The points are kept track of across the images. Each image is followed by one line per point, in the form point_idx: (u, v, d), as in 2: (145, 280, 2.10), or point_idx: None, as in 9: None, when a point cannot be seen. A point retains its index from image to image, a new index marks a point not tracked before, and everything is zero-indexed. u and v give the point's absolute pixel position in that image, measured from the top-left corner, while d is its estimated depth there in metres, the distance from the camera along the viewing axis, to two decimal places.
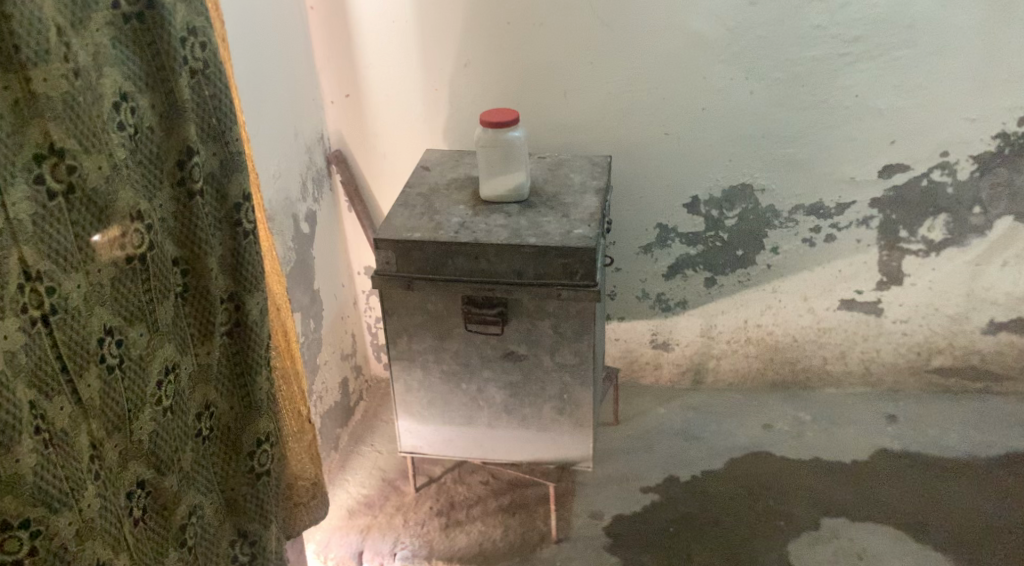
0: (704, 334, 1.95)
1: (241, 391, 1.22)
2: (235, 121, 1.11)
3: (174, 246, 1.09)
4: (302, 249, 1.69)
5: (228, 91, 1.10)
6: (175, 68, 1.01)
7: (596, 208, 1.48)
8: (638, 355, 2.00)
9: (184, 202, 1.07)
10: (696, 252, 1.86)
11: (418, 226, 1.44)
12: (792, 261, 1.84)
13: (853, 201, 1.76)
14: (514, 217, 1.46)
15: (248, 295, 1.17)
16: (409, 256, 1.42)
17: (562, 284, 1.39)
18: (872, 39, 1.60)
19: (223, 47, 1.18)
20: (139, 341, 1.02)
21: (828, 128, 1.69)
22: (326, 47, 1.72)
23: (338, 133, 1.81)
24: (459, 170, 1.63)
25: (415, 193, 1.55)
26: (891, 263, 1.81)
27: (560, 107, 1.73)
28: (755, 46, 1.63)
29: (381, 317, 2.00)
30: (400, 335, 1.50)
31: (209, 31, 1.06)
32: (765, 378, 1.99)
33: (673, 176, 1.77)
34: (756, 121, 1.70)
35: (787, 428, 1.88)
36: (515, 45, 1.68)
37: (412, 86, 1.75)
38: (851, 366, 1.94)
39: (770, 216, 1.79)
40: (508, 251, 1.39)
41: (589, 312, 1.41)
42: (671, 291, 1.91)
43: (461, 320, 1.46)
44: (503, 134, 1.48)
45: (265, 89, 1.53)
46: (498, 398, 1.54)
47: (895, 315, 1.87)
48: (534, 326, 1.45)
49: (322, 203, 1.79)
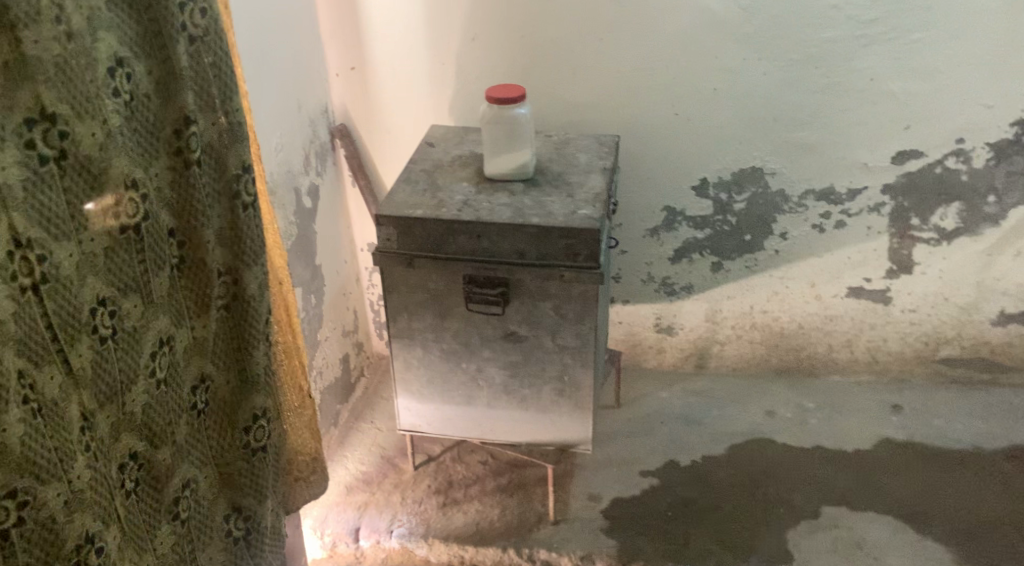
0: (708, 319, 1.93)
1: (238, 365, 1.21)
2: (236, 91, 1.09)
3: (170, 216, 1.07)
4: (304, 223, 1.68)
5: (229, 60, 1.07)
6: (173, 34, 0.99)
7: (602, 189, 1.46)
8: (641, 338, 1.98)
9: (180, 172, 1.06)
10: (703, 236, 1.83)
11: (420, 203, 1.43)
12: (801, 247, 1.81)
13: (864, 187, 1.73)
14: (518, 196, 1.44)
15: (245, 269, 1.15)
16: (410, 234, 1.40)
17: (565, 266, 1.37)
18: (888, 20, 1.56)
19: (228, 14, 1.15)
20: (132, 312, 1.01)
21: (842, 112, 1.66)
22: (332, 17, 1.70)
23: (343, 107, 1.79)
24: (464, 146, 1.61)
25: (418, 169, 1.53)
26: (902, 250, 1.78)
27: (569, 85, 1.70)
28: (770, 25, 1.60)
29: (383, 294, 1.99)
30: (400, 313, 1.49)
31: None
32: (769, 365, 1.97)
33: (682, 158, 1.75)
34: (767, 102, 1.67)
35: (790, 415, 1.86)
36: (525, 20, 1.65)
37: (419, 63, 1.72)
38: (856, 354, 1.92)
39: (780, 200, 1.77)
40: (511, 230, 1.37)
41: (592, 294, 1.40)
42: (676, 275, 1.89)
43: (462, 299, 1.45)
44: (508, 111, 1.45)
45: (269, 60, 1.50)
46: (498, 378, 1.52)
47: (904, 304, 1.84)
48: (535, 307, 1.43)
49: (325, 177, 1.77)
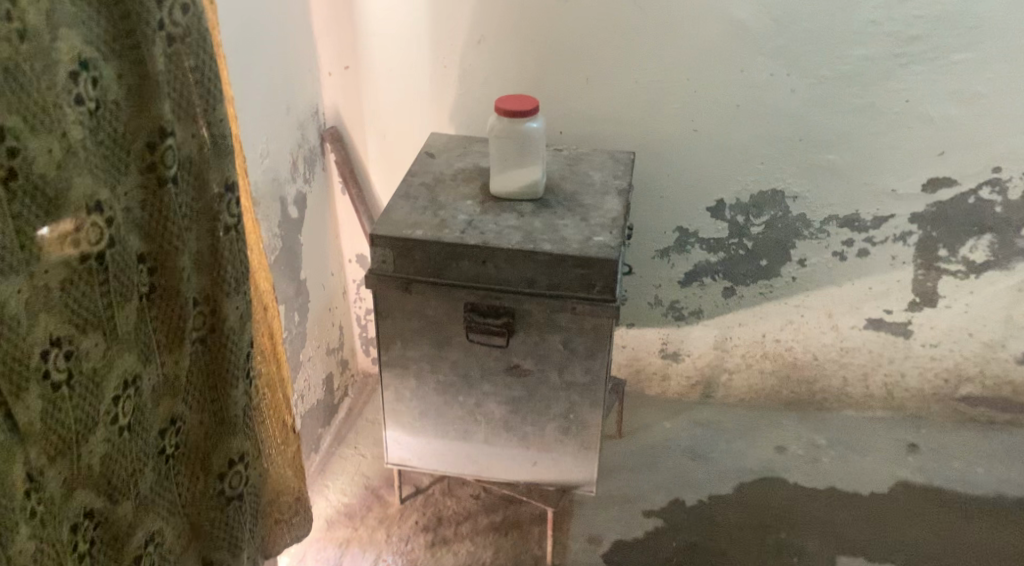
0: (718, 346, 1.82)
1: (213, 404, 1.07)
2: (220, 99, 0.96)
3: (141, 240, 0.94)
4: (289, 235, 1.54)
5: (214, 64, 0.94)
6: (148, 33, 0.85)
7: (619, 213, 1.34)
8: (645, 364, 1.87)
9: (154, 190, 0.92)
10: (717, 260, 1.72)
11: (420, 222, 1.30)
12: (820, 275, 1.70)
13: (892, 215, 1.62)
14: (527, 217, 1.32)
15: (225, 299, 1.02)
16: (409, 257, 1.28)
17: (578, 298, 1.25)
18: (928, 39, 1.45)
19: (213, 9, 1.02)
20: (93, 353, 0.88)
21: (873, 135, 1.55)
22: (326, 11, 1.56)
23: (335, 108, 1.66)
24: (467, 158, 1.49)
25: (417, 184, 1.41)
26: (927, 283, 1.68)
27: (581, 95, 1.58)
28: (800, 39, 1.48)
29: (372, 308, 1.86)
30: (393, 340, 1.36)
31: None
32: (779, 396, 1.86)
33: (698, 176, 1.64)
34: (794, 121, 1.56)
35: (801, 452, 1.76)
36: (538, 24, 1.52)
37: (420, 65, 1.59)
38: (872, 389, 1.81)
39: (800, 225, 1.66)
40: (520, 257, 1.25)
41: (606, 329, 1.28)
42: (685, 299, 1.78)
43: (462, 329, 1.32)
44: (520, 125, 1.32)
45: (257, 58, 1.36)
46: (497, 413, 1.40)
47: (925, 338, 1.74)
48: (543, 340, 1.31)
49: (313, 185, 1.64)
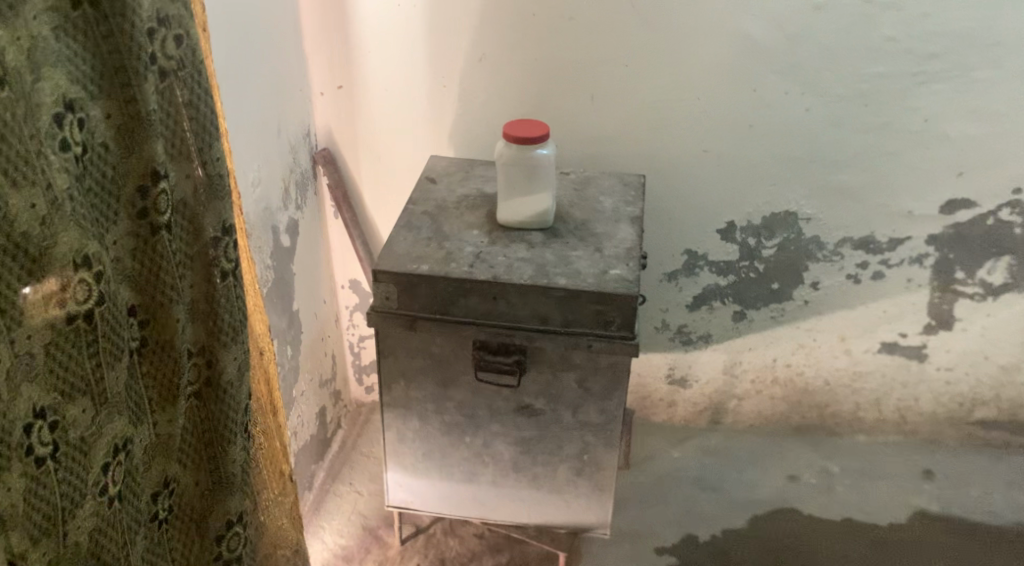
0: (726, 372, 1.76)
1: (209, 462, 0.99)
2: (217, 136, 0.88)
3: (131, 292, 0.86)
4: (281, 265, 1.46)
5: (209, 98, 0.87)
6: (141, 69, 0.77)
7: (634, 242, 1.27)
8: (651, 391, 1.80)
9: (145, 238, 0.85)
10: (726, 283, 1.66)
11: (425, 256, 1.23)
12: (833, 298, 1.65)
13: (907, 237, 1.57)
14: (538, 248, 1.25)
15: (222, 350, 0.94)
16: (413, 293, 1.20)
17: (594, 335, 1.18)
18: (949, 56, 1.40)
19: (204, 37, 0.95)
20: (80, 420, 0.79)
21: (890, 155, 1.49)
22: (317, 29, 1.49)
23: (327, 130, 1.58)
24: (470, 183, 1.42)
25: (419, 214, 1.33)
26: (942, 305, 1.63)
27: (587, 115, 1.51)
28: (815, 57, 1.42)
29: (366, 336, 1.78)
30: (396, 380, 1.28)
31: (188, 22, 0.82)
32: (789, 422, 1.80)
33: (707, 198, 1.57)
34: (808, 141, 1.50)
35: (815, 481, 1.70)
36: (543, 42, 1.45)
37: (417, 85, 1.52)
38: (885, 414, 1.76)
39: (813, 247, 1.60)
40: (532, 293, 1.17)
41: (623, 367, 1.21)
42: (694, 324, 1.71)
43: (469, 367, 1.25)
44: (528, 152, 1.25)
45: (248, 82, 1.29)
46: (506, 455, 1.33)
47: (940, 362, 1.69)
48: (555, 379, 1.24)
49: (305, 210, 1.56)
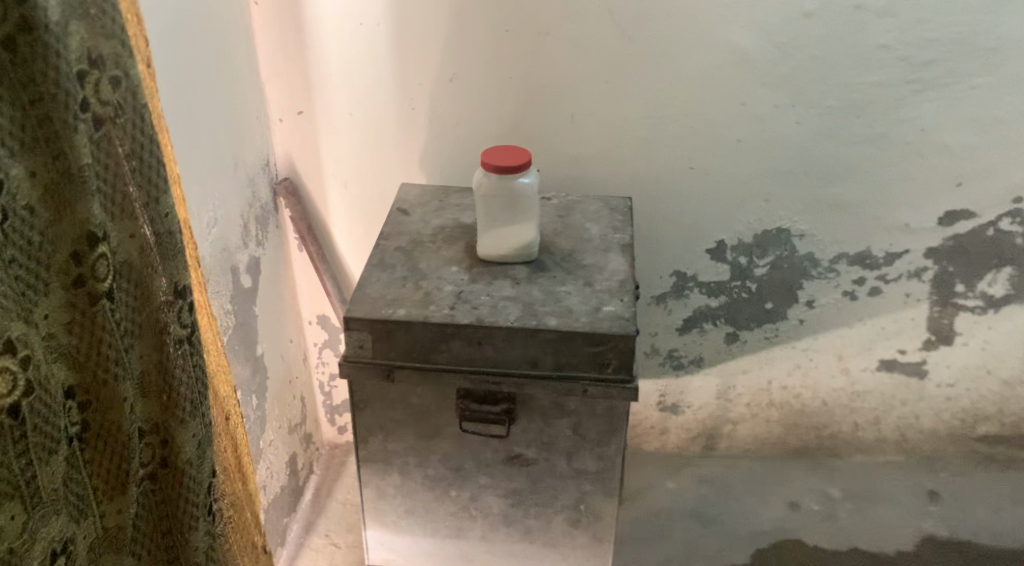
0: (720, 396, 1.68)
1: (168, 550, 0.89)
2: (165, 188, 0.80)
3: (70, 371, 0.75)
4: (243, 308, 1.35)
5: (155, 147, 0.78)
6: (68, 119, 0.69)
7: (626, 273, 1.18)
8: (642, 419, 1.72)
9: (84, 309, 0.75)
10: (717, 304, 1.58)
11: (400, 299, 1.13)
12: (829, 316, 1.57)
13: (905, 251, 1.49)
14: (524, 285, 1.16)
15: (179, 427, 0.84)
16: (390, 340, 1.10)
17: (589, 379, 1.09)
18: (945, 63, 1.33)
19: (149, 76, 0.85)
20: (11, 528, 0.68)
21: (886, 167, 1.42)
22: (273, 52, 1.38)
23: (288, 158, 1.47)
24: (445, 214, 1.32)
25: (392, 250, 1.23)
26: (942, 320, 1.56)
27: (566, 135, 1.41)
28: (805, 67, 1.34)
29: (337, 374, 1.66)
30: (374, 433, 1.18)
31: (126, 63, 0.74)
32: (786, 445, 1.72)
33: (696, 218, 1.49)
34: (800, 155, 1.42)
35: (816, 508, 1.62)
36: (517, 59, 1.36)
37: (383, 107, 1.42)
38: (884, 433, 1.69)
39: (807, 264, 1.52)
40: (520, 336, 1.08)
41: (621, 412, 1.11)
42: (684, 348, 1.63)
43: (454, 418, 1.15)
44: (511, 180, 1.15)
45: (195, 113, 1.18)
46: (496, 508, 1.23)
47: (941, 378, 1.62)
48: (548, 426, 1.14)
49: (267, 246, 1.45)
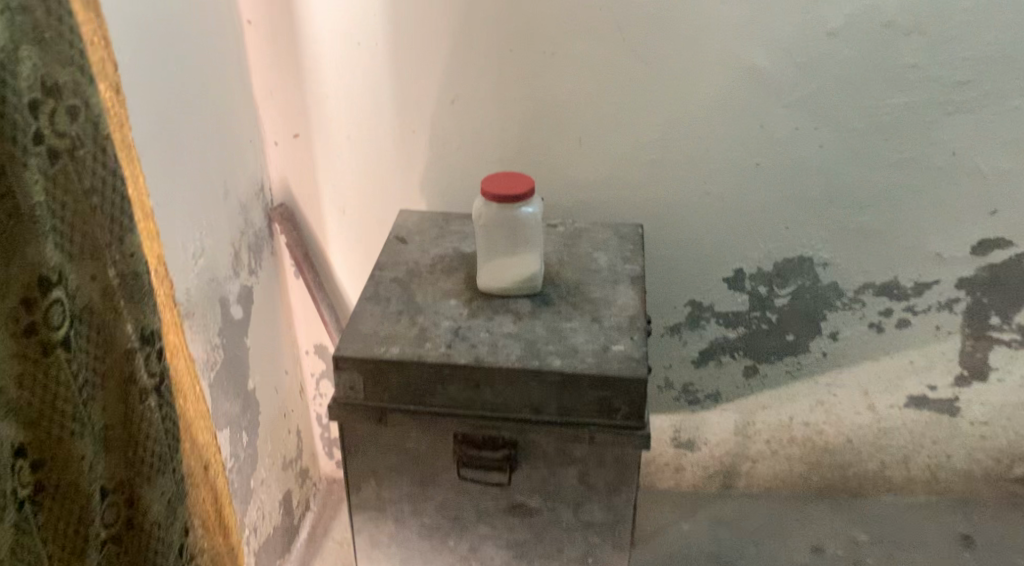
0: (738, 432, 1.59)
1: None
2: (131, 226, 0.74)
3: (19, 428, 0.68)
4: (233, 341, 1.28)
5: (120, 182, 0.72)
6: (16, 152, 0.64)
7: (637, 309, 1.10)
8: (656, 455, 1.64)
9: (36, 359, 0.68)
10: (736, 336, 1.49)
11: (394, 336, 1.05)
12: (855, 349, 1.48)
13: (935, 281, 1.40)
14: (526, 321, 1.08)
15: (145, 484, 0.77)
16: (382, 381, 1.02)
17: (596, 425, 1.01)
18: (979, 83, 1.24)
19: (117, 102, 0.78)
20: None
21: (916, 193, 1.33)
22: (266, 73, 1.32)
23: (283, 183, 1.41)
24: (446, 242, 1.25)
25: (388, 282, 1.16)
26: (976, 354, 1.47)
27: (574, 159, 1.34)
28: (829, 88, 1.26)
29: None
30: (366, 479, 1.10)
31: (85, 91, 0.68)
32: (809, 484, 1.63)
33: (713, 245, 1.41)
34: (824, 180, 1.33)
35: (841, 553, 1.53)
36: (521, 79, 1.29)
37: (383, 130, 1.35)
38: (914, 473, 1.59)
39: (831, 294, 1.43)
40: (522, 378, 1.00)
41: (631, 459, 1.03)
42: (700, 382, 1.54)
43: (451, 464, 1.07)
44: (513, 211, 1.07)
45: (177, 138, 1.11)
46: (497, 559, 1.14)
47: (974, 416, 1.52)
48: (552, 474, 1.06)
49: (260, 275, 1.38)
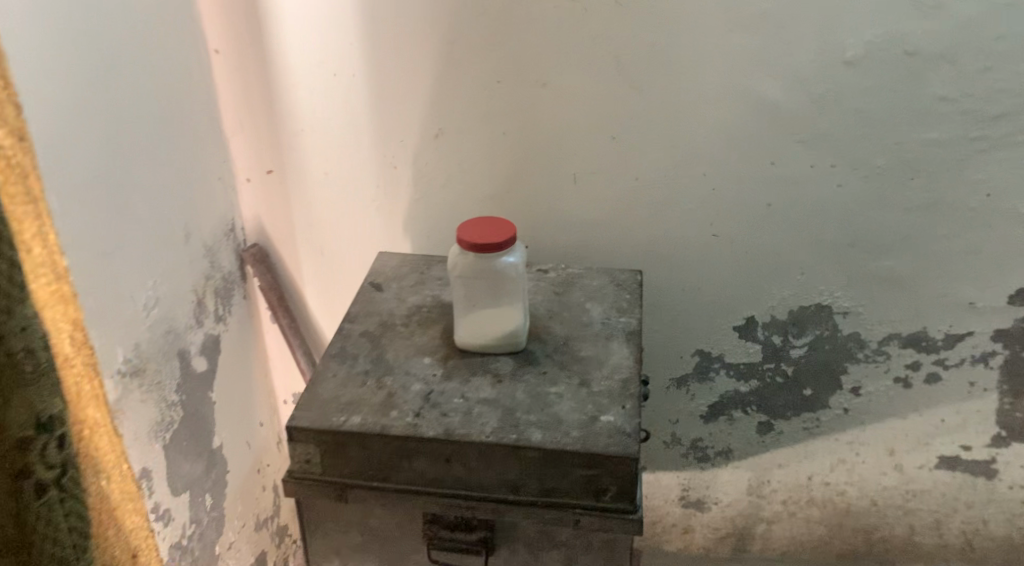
0: (752, 492, 1.46)
1: None
2: (24, 296, 0.64)
3: None
4: (194, 396, 1.18)
5: (8, 249, 0.63)
6: None
7: (631, 370, 0.98)
8: (663, 516, 1.52)
9: None
10: (747, 389, 1.36)
11: (357, 401, 0.94)
12: (879, 405, 1.35)
13: (968, 333, 1.27)
14: (506, 384, 0.96)
15: None
16: (341, 453, 0.92)
17: (580, 507, 0.89)
18: (1017, 117, 1.12)
19: (21, 152, 0.68)
20: None
21: (946, 237, 1.20)
22: (237, 106, 1.23)
23: (257, 222, 1.31)
24: (425, 289, 1.13)
25: (357, 335, 1.05)
26: (1014, 412, 1.33)
27: (570, 198, 1.23)
28: (849, 122, 1.14)
29: None
30: (328, 558, 0.99)
31: None
32: (830, 548, 1.50)
33: (722, 291, 1.29)
34: (844, 222, 1.21)
35: None
36: (510, 112, 1.18)
37: (361, 167, 1.24)
38: (946, 539, 1.45)
39: (852, 345, 1.30)
40: (496, 454, 0.89)
41: (620, 545, 0.92)
42: (710, 437, 1.42)
43: (420, 544, 0.96)
44: (495, 261, 0.96)
45: (130, 180, 1.01)
46: None
47: (1013, 479, 1.38)
48: (533, 559, 0.94)
49: (230, 321, 1.28)
